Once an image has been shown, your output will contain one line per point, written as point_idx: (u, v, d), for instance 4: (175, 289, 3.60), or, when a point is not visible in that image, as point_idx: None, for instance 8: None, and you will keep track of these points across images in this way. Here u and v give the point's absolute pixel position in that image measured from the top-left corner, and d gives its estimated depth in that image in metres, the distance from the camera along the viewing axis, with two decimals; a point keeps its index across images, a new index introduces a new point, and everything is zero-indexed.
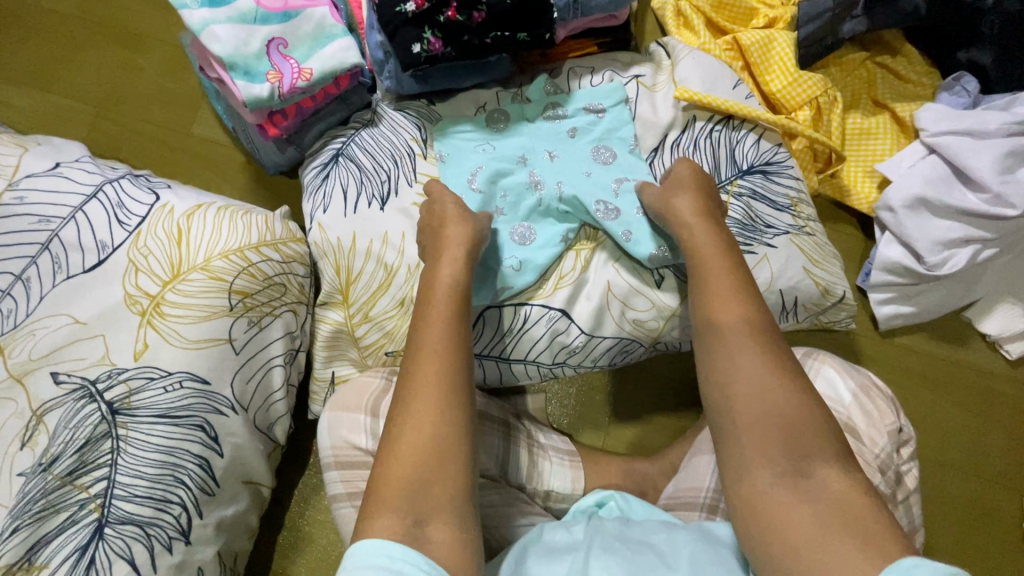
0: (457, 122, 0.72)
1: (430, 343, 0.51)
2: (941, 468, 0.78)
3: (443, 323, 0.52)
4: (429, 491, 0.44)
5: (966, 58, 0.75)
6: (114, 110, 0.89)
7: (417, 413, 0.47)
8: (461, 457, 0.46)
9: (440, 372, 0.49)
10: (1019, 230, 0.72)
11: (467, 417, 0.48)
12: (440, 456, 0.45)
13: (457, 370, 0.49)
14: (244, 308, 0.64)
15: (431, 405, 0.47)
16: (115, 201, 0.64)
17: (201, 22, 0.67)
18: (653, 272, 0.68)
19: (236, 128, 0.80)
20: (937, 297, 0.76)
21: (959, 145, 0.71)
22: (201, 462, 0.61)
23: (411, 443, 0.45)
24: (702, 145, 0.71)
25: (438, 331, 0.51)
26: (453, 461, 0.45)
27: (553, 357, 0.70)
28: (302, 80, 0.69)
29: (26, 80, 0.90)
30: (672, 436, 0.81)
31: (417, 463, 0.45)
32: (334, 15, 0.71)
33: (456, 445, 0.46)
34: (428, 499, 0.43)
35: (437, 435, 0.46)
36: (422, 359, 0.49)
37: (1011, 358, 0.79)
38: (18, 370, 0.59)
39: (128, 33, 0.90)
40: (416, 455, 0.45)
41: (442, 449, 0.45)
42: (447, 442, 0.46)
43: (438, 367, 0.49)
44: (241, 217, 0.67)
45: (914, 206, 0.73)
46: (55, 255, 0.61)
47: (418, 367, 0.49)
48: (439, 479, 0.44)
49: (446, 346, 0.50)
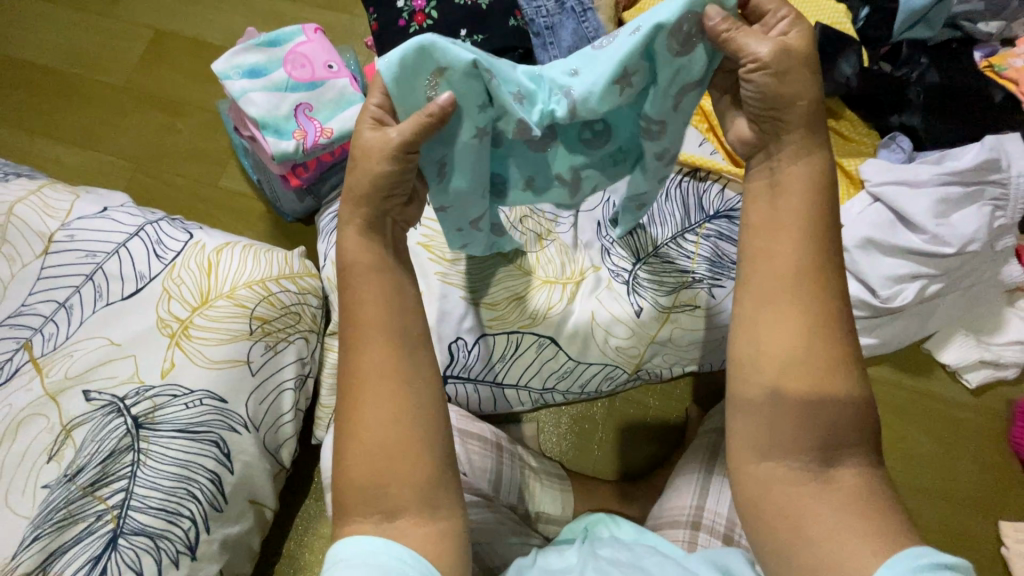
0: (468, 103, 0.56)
1: (361, 336, 0.44)
2: (916, 494, 0.81)
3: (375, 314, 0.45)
4: (389, 490, 0.42)
5: (898, 121, 0.88)
6: (153, 166, 1.00)
7: (368, 414, 0.43)
8: (421, 455, 0.43)
9: (382, 366, 0.44)
10: (961, 266, 0.80)
11: (423, 408, 0.44)
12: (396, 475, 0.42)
13: (399, 357, 0.44)
14: (262, 333, 0.71)
15: (378, 405, 0.43)
16: (154, 239, 0.73)
17: (241, 89, 0.79)
18: (632, 303, 0.75)
19: (261, 180, 0.90)
20: (896, 329, 0.83)
21: (896, 193, 0.81)
22: (213, 477, 0.65)
23: (364, 449, 0.43)
24: (673, 193, 0.80)
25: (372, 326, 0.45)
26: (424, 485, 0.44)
27: (543, 382, 0.77)
28: (324, 137, 0.79)
29: (74, 141, 1.01)
30: (658, 464, 0.85)
31: (370, 469, 0.42)
32: (353, 85, 0.83)
33: (410, 444, 0.43)
34: (390, 503, 0.42)
35: (390, 439, 0.43)
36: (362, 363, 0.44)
37: (972, 387, 0.85)
38: (53, 388, 0.64)
39: (168, 102, 1.03)
40: (374, 475, 0.42)
41: (393, 452, 0.42)
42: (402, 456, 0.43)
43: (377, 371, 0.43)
44: (264, 253, 0.75)
45: (864, 246, 0.81)
46: (98, 285, 0.69)
47: (355, 365, 0.44)
48: (397, 482, 0.42)
49: (380, 332, 0.44)
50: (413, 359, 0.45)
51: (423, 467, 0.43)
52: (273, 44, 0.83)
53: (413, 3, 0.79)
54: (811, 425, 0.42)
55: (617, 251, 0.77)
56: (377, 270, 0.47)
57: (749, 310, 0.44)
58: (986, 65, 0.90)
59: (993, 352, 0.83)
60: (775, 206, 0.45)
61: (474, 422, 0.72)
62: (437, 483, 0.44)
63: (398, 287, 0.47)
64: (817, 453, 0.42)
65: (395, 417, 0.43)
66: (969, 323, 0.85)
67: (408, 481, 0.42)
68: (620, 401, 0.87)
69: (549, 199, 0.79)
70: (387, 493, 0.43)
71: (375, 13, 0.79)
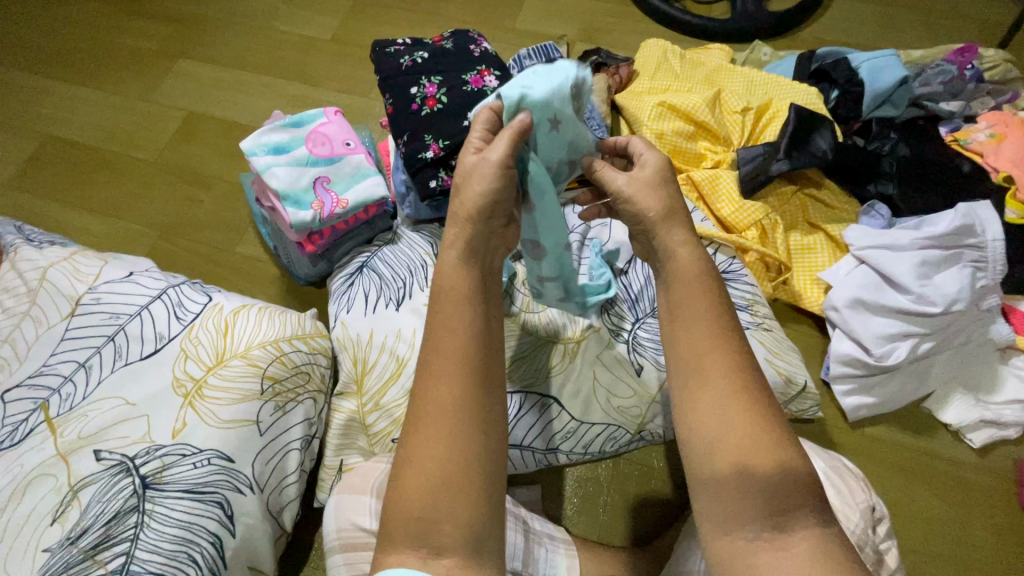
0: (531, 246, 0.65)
1: (442, 359, 0.47)
2: (932, 561, 0.79)
3: (462, 331, 0.48)
4: (441, 525, 0.42)
5: (875, 190, 0.94)
6: (175, 233, 1.06)
7: (428, 436, 0.45)
8: (478, 482, 0.44)
9: (453, 391, 0.46)
10: (949, 325, 0.83)
11: (433, 444, 0.44)
12: (449, 490, 0.43)
13: (473, 377, 0.47)
14: (273, 393, 0.73)
15: (439, 430, 0.45)
16: (175, 302, 0.77)
17: (266, 164, 0.86)
18: (633, 362, 0.78)
19: (278, 246, 0.96)
20: (893, 387, 0.85)
21: (880, 257, 0.85)
22: (214, 540, 0.65)
23: (420, 471, 0.44)
24: None
25: (457, 341, 0.48)
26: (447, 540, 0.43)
27: (547, 442, 0.77)
28: (340, 207, 0.85)
29: (104, 211, 1.08)
30: (663, 528, 0.84)
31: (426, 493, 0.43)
32: (368, 160, 0.90)
33: (469, 465, 0.44)
34: (440, 535, 0.42)
35: (449, 458, 0.44)
36: (435, 380, 0.46)
37: (976, 446, 0.85)
38: (65, 448, 0.65)
39: (195, 175, 1.11)
40: (418, 520, 0.43)
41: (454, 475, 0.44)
42: (457, 475, 0.43)
43: (454, 388, 0.46)
44: (278, 315, 0.79)
45: (855, 306, 0.85)
46: (119, 346, 0.72)
47: (433, 389, 0.46)
48: (451, 517, 0.42)
49: (459, 360, 0.47)
50: (438, 383, 0.46)
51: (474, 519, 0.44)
52: (296, 124, 0.91)
53: (425, 89, 0.87)
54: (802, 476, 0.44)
55: (616, 311, 0.81)
56: (469, 294, 0.50)
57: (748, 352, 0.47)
58: (952, 139, 0.98)
59: (992, 412, 0.84)
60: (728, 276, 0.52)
61: None
62: (476, 516, 0.43)
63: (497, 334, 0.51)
64: (802, 502, 0.44)
65: (463, 436, 0.45)
66: (966, 382, 0.86)
67: (460, 515, 0.43)
68: (622, 462, 0.87)
69: None
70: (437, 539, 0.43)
71: (392, 98, 0.88)
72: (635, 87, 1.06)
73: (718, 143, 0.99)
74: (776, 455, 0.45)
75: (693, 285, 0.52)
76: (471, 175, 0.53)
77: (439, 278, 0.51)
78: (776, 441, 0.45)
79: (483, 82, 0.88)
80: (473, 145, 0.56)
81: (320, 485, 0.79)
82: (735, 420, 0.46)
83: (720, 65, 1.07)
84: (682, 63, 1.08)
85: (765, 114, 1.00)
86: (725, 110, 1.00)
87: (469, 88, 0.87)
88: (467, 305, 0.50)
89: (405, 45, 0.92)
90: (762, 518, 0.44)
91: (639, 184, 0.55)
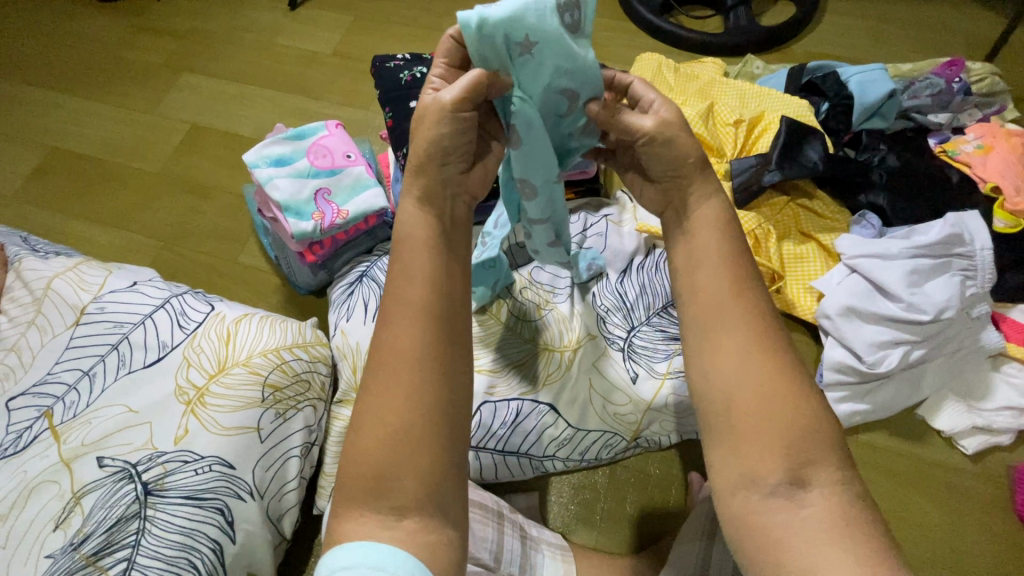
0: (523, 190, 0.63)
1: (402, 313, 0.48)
2: (926, 567, 0.79)
3: (422, 284, 0.49)
4: (403, 486, 0.43)
5: (866, 200, 0.96)
6: (178, 244, 1.08)
7: (388, 394, 0.45)
8: (449, 453, 0.45)
9: (412, 347, 0.46)
10: (940, 332, 0.84)
11: (393, 402, 0.45)
12: (411, 450, 0.44)
13: (434, 332, 0.47)
14: (273, 401, 0.74)
15: (398, 386, 0.45)
16: (179, 310, 0.78)
17: (268, 176, 0.88)
18: (629, 370, 0.79)
19: (279, 256, 0.97)
20: (886, 394, 0.86)
21: (871, 265, 0.86)
22: (215, 547, 0.66)
23: (381, 424, 0.44)
24: (662, 266, 0.87)
25: (416, 292, 0.48)
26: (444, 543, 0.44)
27: (544, 449, 0.78)
28: (340, 218, 0.87)
29: (109, 222, 1.10)
30: (659, 534, 0.84)
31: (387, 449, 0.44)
32: (368, 172, 0.92)
33: (432, 426, 0.45)
34: (399, 496, 0.43)
35: (409, 413, 0.44)
36: (397, 334, 0.47)
37: (969, 453, 0.85)
38: (68, 454, 0.66)
39: (198, 186, 1.13)
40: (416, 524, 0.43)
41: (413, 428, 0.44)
42: (418, 432, 0.44)
43: (413, 341, 0.46)
44: (280, 323, 0.81)
45: (847, 314, 0.86)
46: (122, 354, 0.73)
47: (394, 339, 0.47)
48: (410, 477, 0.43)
49: (423, 314, 0.47)
50: (396, 339, 0.47)
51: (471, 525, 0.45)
52: (298, 137, 0.93)
53: None
54: (792, 478, 0.45)
55: (612, 320, 0.83)
56: (435, 251, 0.51)
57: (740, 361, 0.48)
58: (941, 150, 1.00)
59: (985, 418, 0.85)
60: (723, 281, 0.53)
61: (476, 491, 0.73)
62: (455, 503, 0.45)
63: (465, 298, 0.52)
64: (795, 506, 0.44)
65: (423, 392, 0.45)
66: (958, 389, 0.87)
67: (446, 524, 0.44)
68: (619, 469, 0.87)
69: (546, 273, 0.85)
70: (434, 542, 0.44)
71: (392, 111, 0.90)
72: None
73: (712, 155, 1.01)
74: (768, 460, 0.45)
75: (685, 293, 0.53)
76: (425, 116, 0.52)
77: (400, 228, 0.52)
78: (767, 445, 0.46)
79: None
80: (433, 83, 0.54)
81: (319, 492, 0.79)
82: (729, 423, 0.47)
83: (713, 78, 1.09)
84: (675, 77, 1.10)
85: (757, 126, 1.03)
86: (718, 122, 1.02)
87: None
88: (435, 261, 0.50)
89: (405, 60, 0.94)
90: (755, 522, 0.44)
91: (673, 125, 0.53)
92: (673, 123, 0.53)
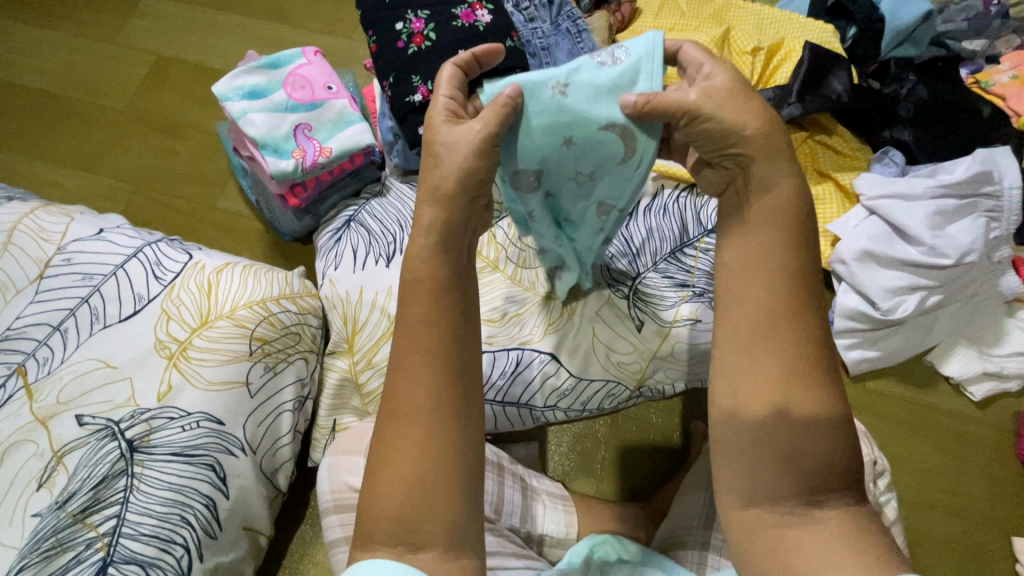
0: (569, 174, 0.53)
1: (409, 311, 0.45)
2: (923, 510, 0.80)
3: (428, 288, 0.45)
4: (397, 484, 0.41)
5: (890, 135, 0.90)
6: (152, 189, 1.00)
7: (404, 386, 0.43)
8: (445, 419, 0.42)
9: (419, 351, 0.43)
10: (959, 277, 0.80)
11: (401, 405, 0.42)
12: (410, 454, 0.41)
13: (430, 336, 0.44)
14: (261, 354, 0.70)
15: (407, 390, 0.43)
16: (153, 260, 0.72)
17: (241, 110, 0.80)
18: (633, 318, 0.75)
19: (260, 200, 0.91)
20: (897, 341, 0.83)
21: (892, 206, 0.81)
22: (208, 503, 0.64)
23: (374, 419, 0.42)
24: (671, 207, 0.81)
25: (424, 296, 0.45)
26: (443, 499, 0.41)
27: (545, 399, 0.76)
28: (323, 156, 0.80)
29: (75, 165, 1.02)
30: (659, 482, 0.83)
31: (383, 433, 0.43)
32: (352, 105, 0.84)
33: (431, 420, 0.42)
34: (396, 499, 0.41)
35: (408, 413, 0.42)
36: (407, 340, 0.44)
37: (977, 399, 0.84)
38: (43, 413, 0.62)
39: (170, 125, 1.04)
40: (404, 486, 0.41)
41: (403, 409, 0.42)
42: (416, 436, 0.41)
43: (422, 347, 0.43)
44: (264, 274, 0.75)
45: (862, 258, 0.82)
46: (95, 307, 0.68)
47: None
48: (402, 461, 0.41)
49: (415, 309, 0.45)
50: (402, 343, 0.44)
51: (463, 489, 0.42)
52: (273, 65, 0.84)
53: (411, 25, 0.80)
54: (808, 437, 0.42)
55: (617, 265, 0.77)
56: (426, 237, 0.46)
57: (757, 314, 0.45)
58: (973, 80, 0.94)
59: (996, 365, 0.83)
60: (748, 229, 0.47)
61: None
62: (452, 464, 0.42)
63: (468, 272, 0.48)
64: (809, 463, 0.42)
65: (409, 371, 0.43)
66: (970, 335, 0.85)
67: (444, 492, 0.41)
68: (622, 418, 0.86)
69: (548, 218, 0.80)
70: (424, 501, 0.41)
71: (375, 35, 0.81)
72: (638, 27, 0.99)
73: None
74: (786, 416, 0.42)
75: None
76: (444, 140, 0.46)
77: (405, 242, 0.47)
78: (788, 400, 0.42)
79: (476, 17, 0.80)
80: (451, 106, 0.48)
81: (314, 445, 0.77)
82: (743, 377, 0.44)
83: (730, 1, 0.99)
84: None
85: (777, 55, 0.94)
86: (734, 50, 0.93)
87: (460, 24, 0.79)
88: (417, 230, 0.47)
89: None
90: (793, 481, 0.42)
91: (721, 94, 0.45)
92: (731, 94, 0.46)
